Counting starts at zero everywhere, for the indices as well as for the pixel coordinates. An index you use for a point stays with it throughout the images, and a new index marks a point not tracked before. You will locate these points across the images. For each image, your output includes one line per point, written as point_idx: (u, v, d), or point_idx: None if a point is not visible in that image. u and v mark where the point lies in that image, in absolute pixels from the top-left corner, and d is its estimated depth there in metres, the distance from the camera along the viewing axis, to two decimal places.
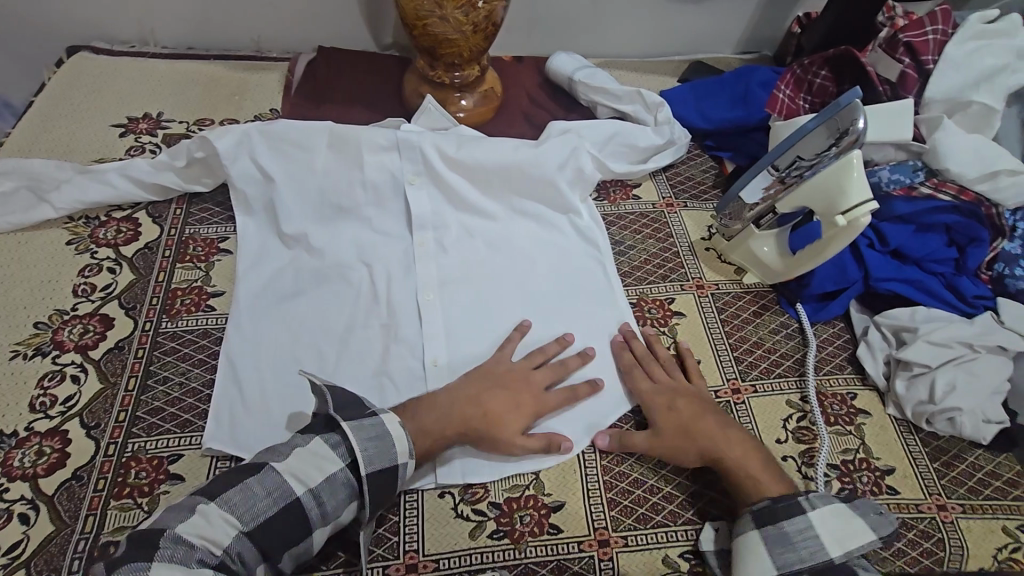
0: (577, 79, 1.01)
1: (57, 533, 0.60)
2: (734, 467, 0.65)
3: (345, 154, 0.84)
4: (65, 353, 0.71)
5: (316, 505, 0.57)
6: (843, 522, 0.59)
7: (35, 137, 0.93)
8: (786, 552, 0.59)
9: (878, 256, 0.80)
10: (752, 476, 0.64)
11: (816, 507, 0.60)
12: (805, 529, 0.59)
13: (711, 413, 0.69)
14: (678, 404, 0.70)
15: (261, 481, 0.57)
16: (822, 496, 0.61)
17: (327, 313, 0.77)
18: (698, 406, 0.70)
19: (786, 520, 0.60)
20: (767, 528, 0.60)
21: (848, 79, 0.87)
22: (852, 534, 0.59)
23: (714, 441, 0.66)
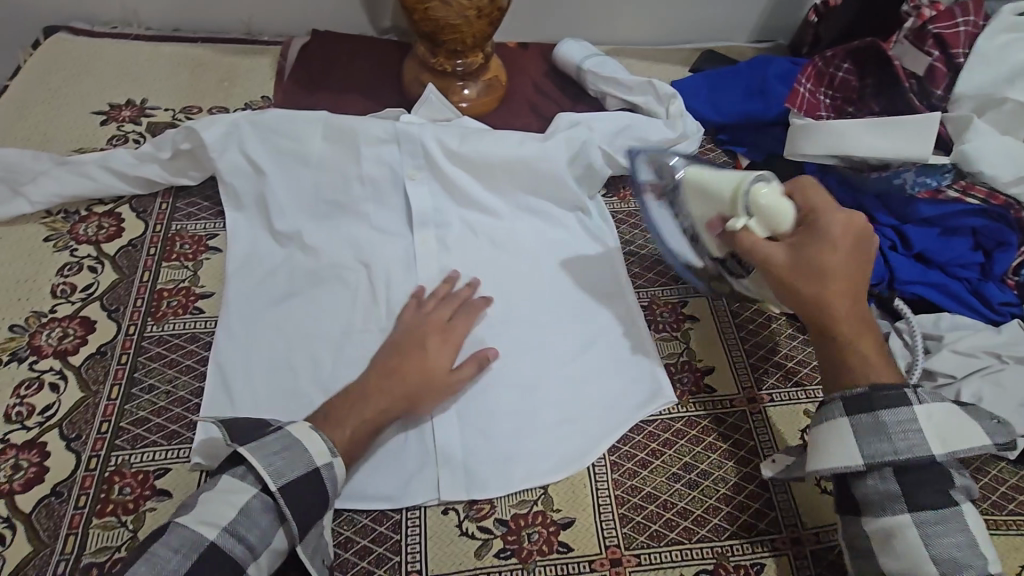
0: (585, 68, 0.96)
1: (36, 554, 0.56)
2: (838, 349, 0.61)
3: (341, 146, 0.79)
4: (43, 359, 0.67)
5: (239, 544, 0.52)
6: (953, 423, 0.57)
7: (10, 125, 0.87)
8: (876, 444, 0.57)
9: (903, 259, 0.76)
10: (865, 362, 0.60)
11: (924, 402, 0.57)
12: (905, 424, 0.57)
13: (842, 280, 0.61)
14: (820, 275, 0.61)
15: (165, 544, 0.51)
16: (930, 394, 0.58)
17: (323, 315, 0.73)
18: (843, 266, 0.61)
19: (886, 411, 0.57)
20: (861, 419, 0.58)
21: (872, 73, 0.83)
22: (960, 436, 0.57)
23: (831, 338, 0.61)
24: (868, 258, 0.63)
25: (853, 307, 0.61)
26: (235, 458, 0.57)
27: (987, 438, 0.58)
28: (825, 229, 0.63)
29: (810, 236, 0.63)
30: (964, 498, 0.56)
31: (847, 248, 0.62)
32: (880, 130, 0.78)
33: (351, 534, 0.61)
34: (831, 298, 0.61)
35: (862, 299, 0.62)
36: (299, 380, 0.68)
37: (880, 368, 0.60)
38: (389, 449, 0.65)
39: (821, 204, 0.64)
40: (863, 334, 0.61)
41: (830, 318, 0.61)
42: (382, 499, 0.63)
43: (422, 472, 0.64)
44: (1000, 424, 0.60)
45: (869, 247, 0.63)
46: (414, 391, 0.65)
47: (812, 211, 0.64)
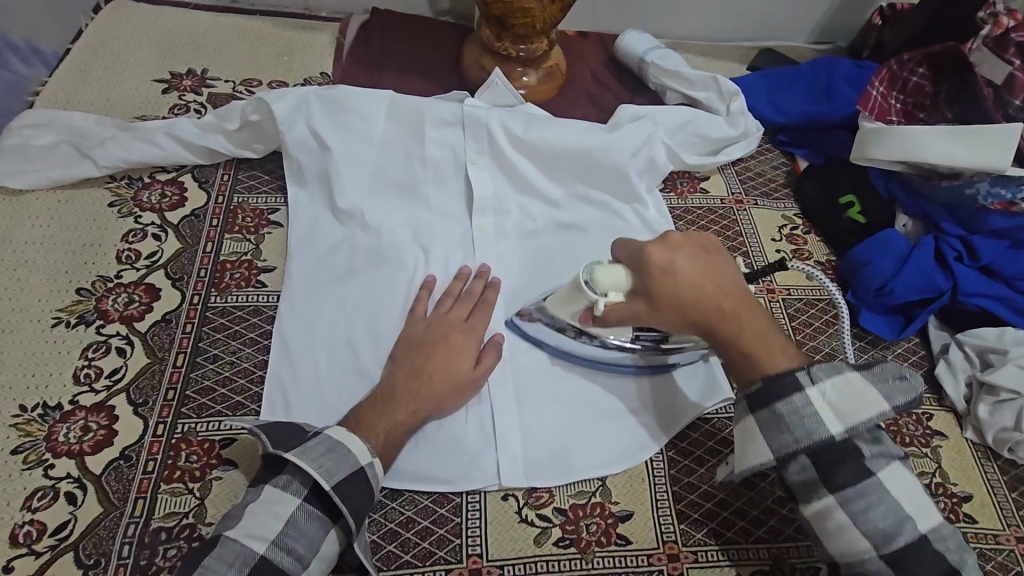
0: (649, 61, 0.95)
1: (106, 515, 0.57)
2: (727, 343, 0.59)
3: (407, 126, 0.79)
4: (110, 324, 0.67)
5: (288, 556, 0.51)
6: (846, 396, 0.55)
7: (74, 88, 0.87)
8: (779, 437, 0.55)
9: (968, 270, 0.77)
10: (749, 352, 0.58)
11: (816, 381, 0.55)
12: (801, 412, 0.55)
13: (702, 300, 0.59)
14: (675, 303, 0.59)
15: (218, 558, 0.50)
16: (824, 370, 0.56)
17: (381, 297, 0.71)
18: (700, 286, 0.60)
19: (781, 402, 0.55)
20: (761, 414, 0.57)
21: (947, 78, 0.82)
22: (858, 407, 0.54)
23: (740, 339, 0.58)
24: (724, 271, 0.62)
25: (725, 314, 0.59)
26: (276, 469, 0.55)
27: (884, 402, 0.55)
28: (671, 255, 0.61)
29: (640, 270, 0.61)
30: (890, 465, 0.55)
31: (692, 264, 0.61)
32: (956, 139, 0.77)
33: (413, 515, 0.61)
34: (692, 307, 0.59)
35: (736, 295, 0.60)
36: (361, 358, 0.68)
37: (773, 352, 0.58)
38: (448, 435, 0.64)
39: (649, 248, 0.61)
40: (756, 323, 0.59)
41: (705, 319, 0.59)
42: (442, 481, 0.62)
43: (482, 458, 0.64)
44: (908, 378, 0.57)
45: (726, 265, 0.63)
46: (438, 391, 0.62)
47: (641, 254, 0.61)
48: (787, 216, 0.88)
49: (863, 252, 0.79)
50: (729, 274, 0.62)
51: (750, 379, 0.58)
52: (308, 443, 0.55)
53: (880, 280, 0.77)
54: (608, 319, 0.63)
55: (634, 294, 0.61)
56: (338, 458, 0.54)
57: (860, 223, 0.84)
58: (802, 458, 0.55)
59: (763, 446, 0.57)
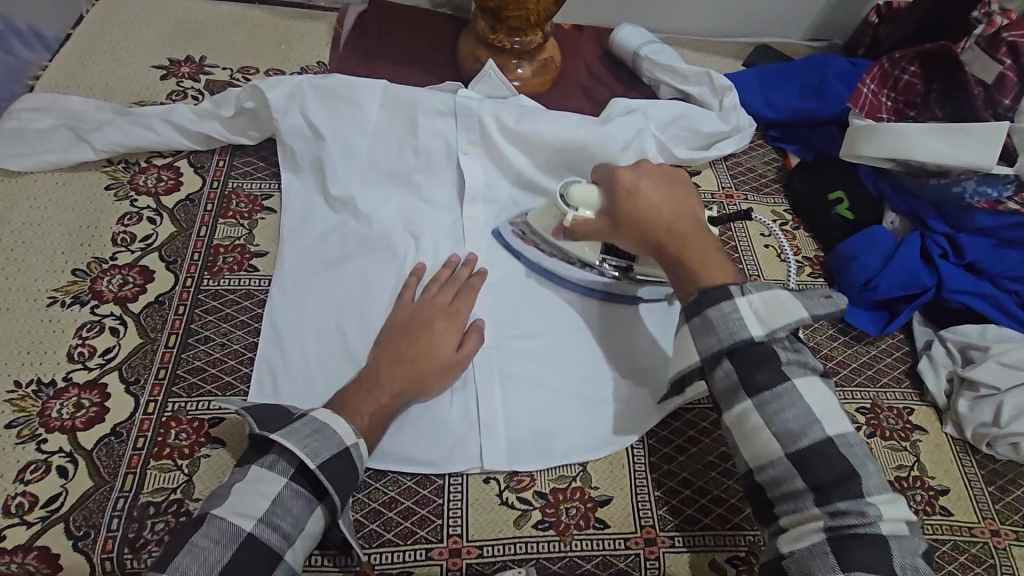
0: (643, 55, 0.96)
1: (97, 489, 0.58)
2: (675, 260, 0.63)
3: (399, 115, 0.80)
4: (104, 304, 0.69)
5: (275, 533, 0.53)
6: (772, 304, 0.57)
7: (73, 74, 0.89)
8: (707, 339, 0.58)
9: (954, 268, 0.77)
10: (691, 267, 0.62)
11: (746, 292, 0.57)
12: (729, 317, 0.57)
13: (660, 218, 0.64)
14: (633, 218, 0.65)
15: (204, 535, 0.51)
16: (754, 284, 0.58)
17: (370, 282, 0.73)
18: (658, 207, 0.64)
19: (711, 307, 0.58)
20: (706, 342, 0.58)
21: (938, 77, 0.83)
22: (783, 314, 0.56)
23: (683, 255, 0.62)
24: (688, 199, 0.67)
25: (678, 233, 0.63)
26: (262, 450, 0.57)
27: (804, 311, 0.57)
28: (640, 177, 0.66)
29: (608, 190, 0.67)
30: (809, 375, 0.56)
31: (658, 189, 0.66)
32: (944, 136, 0.77)
33: (396, 495, 0.62)
34: (649, 224, 0.64)
35: (693, 221, 0.65)
36: (349, 342, 0.69)
37: (716, 270, 0.61)
38: (433, 419, 0.65)
39: (619, 172, 0.67)
40: (706, 248, 0.63)
41: (659, 242, 0.63)
42: (425, 464, 0.64)
43: (466, 442, 0.65)
44: (832, 297, 0.60)
45: (689, 195, 0.67)
46: (422, 375, 0.63)
47: (610, 179, 0.67)
48: (777, 211, 0.89)
49: (849, 248, 0.80)
50: (692, 203, 0.67)
51: (686, 291, 0.61)
52: (293, 424, 0.56)
53: (865, 275, 0.78)
54: (577, 235, 0.69)
55: (602, 215, 0.67)
56: (322, 438, 0.55)
57: (848, 220, 0.85)
58: (727, 364, 0.57)
59: (692, 350, 0.59)
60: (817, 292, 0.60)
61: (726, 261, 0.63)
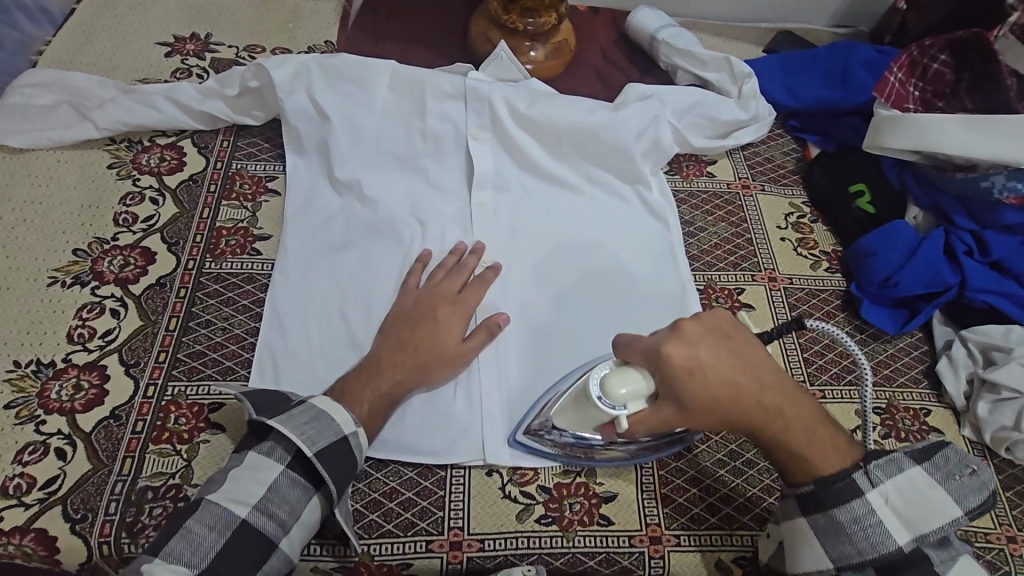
0: (660, 39, 0.93)
1: (94, 472, 0.57)
2: (776, 443, 0.54)
3: (407, 98, 0.78)
4: (105, 285, 0.68)
5: (270, 519, 0.52)
6: (912, 496, 0.52)
7: (77, 49, 0.87)
8: (840, 545, 0.52)
9: (978, 266, 0.75)
10: (802, 455, 0.54)
11: (876, 484, 0.52)
12: (863, 520, 0.52)
13: (745, 396, 0.52)
14: (712, 417, 0.53)
15: (198, 521, 0.50)
16: (881, 467, 0.53)
17: (375, 268, 0.71)
18: (732, 382, 0.52)
19: (839, 508, 0.52)
20: (816, 518, 0.53)
21: (969, 66, 0.79)
22: (927, 511, 0.52)
23: (786, 429, 0.53)
24: (751, 354, 0.54)
25: (768, 403, 0.53)
26: (261, 437, 0.55)
27: (954, 504, 0.52)
28: (698, 387, 0.52)
29: (659, 372, 0.53)
30: (964, 563, 0.51)
31: (716, 356, 0.53)
32: (973, 127, 0.74)
33: (397, 485, 0.61)
34: (728, 404, 0.52)
35: (779, 399, 0.53)
36: (352, 329, 0.68)
37: (828, 452, 0.54)
38: (436, 408, 0.64)
39: (663, 345, 0.53)
40: (803, 415, 0.54)
41: (753, 423, 0.53)
42: (426, 454, 0.62)
43: (468, 433, 0.64)
44: (976, 472, 0.54)
45: (749, 346, 0.55)
46: (426, 364, 0.62)
47: (655, 352, 0.53)
48: (795, 203, 0.86)
49: (869, 243, 0.77)
50: (758, 356, 0.55)
51: (806, 485, 0.54)
52: (293, 411, 0.55)
53: (885, 272, 0.75)
54: (632, 429, 0.55)
55: (659, 399, 0.53)
56: (321, 426, 0.54)
57: (869, 214, 0.82)
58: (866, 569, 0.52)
59: (820, 550, 0.53)
60: (959, 462, 0.54)
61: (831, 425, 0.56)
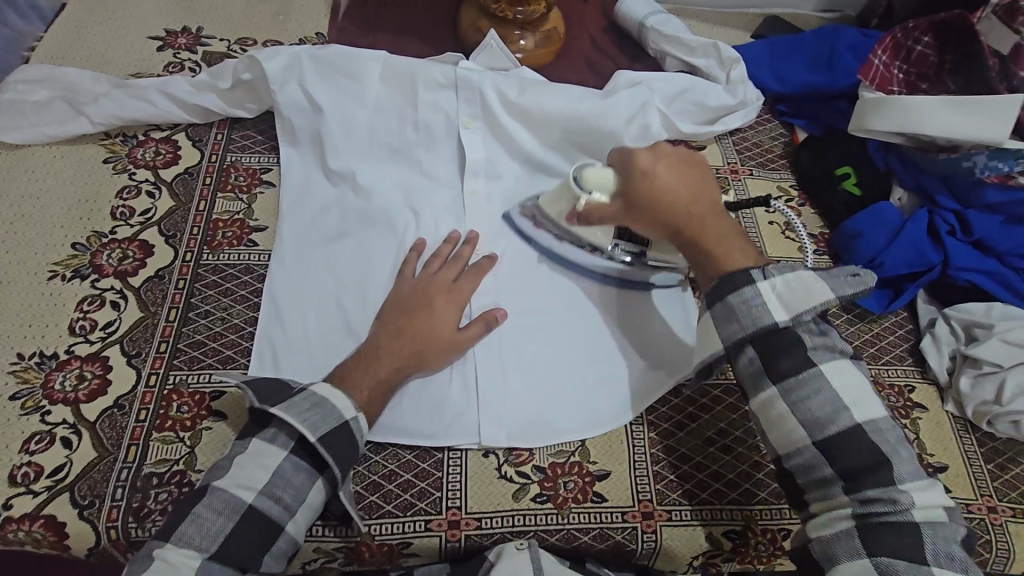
0: (648, 25, 0.93)
1: (100, 460, 0.59)
2: (690, 242, 0.62)
3: (398, 87, 0.79)
4: (104, 278, 0.69)
5: (276, 504, 0.53)
6: (795, 286, 0.57)
7: (70, 45, 0.87)
8: (728, 326, 0.58)
9: (961, 245, 0.76)
10: (712, 252, 0.61)
11: (769, 276, 0.57)
12: (751, 302, 0.57)
13: (677, 200, 0.64)
14: (649, 199, 0.64)
15: (206, 506, 0.52)
16: (777, 266, 0.58)
17: (370, 257, 0.72)
18: (676, 188, 0.64)
19: (733, 294, 0.57)
20: (717, 309, 0.59)
21: (952, 48, 0.81)
22: (807, 299, 0.56)
23: (701, 231, 0.62)
24: (706, 182, 0.67)
25: (695, 213, 0.63)
26: (261, 422, 0.57)
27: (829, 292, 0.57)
28: (646, 178, 0.65)
29: (624, 172, 0.67)
30: (838, 360, 0.56)
31: (673, 170, 0.65)
32: (957, 109, 0.75)
33: (395, 468, 0.62)
34: (661, 208, 0.64)
35: (712, 212, 0.64)
36: (349, 316, 0.69)
37: (730, 254, 0.60)
38: (433, 393, 0.66)
39: (635, 152, 0.67)
40: (722, 228, 0.62)
41: (677, 226, 0.63)
42: (424, 437, 0.64)
43: (464, 416, 0.65)
44: (859, 276, 0.59)
45: (706, 181, 0.67)
46: (421, 350, 0.63)
47: (627, 158, 0.67)
48: (782, 187, 0.88)
49: (855, 225, 0.78)
50: (709, 185, 0.66)
51: (709, 282, 0.60)
52: (291, 398, 0.56)
53: (870, 252, 0.77)
54: (593, 218, 0.68)
55: (617, 197, 0.67)
56: (322, 412, 0.56)
57: (855, 196, 0.83)
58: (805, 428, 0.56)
59: (716, 340, 0.59)
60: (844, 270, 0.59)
61: (749, 245, 0.62)
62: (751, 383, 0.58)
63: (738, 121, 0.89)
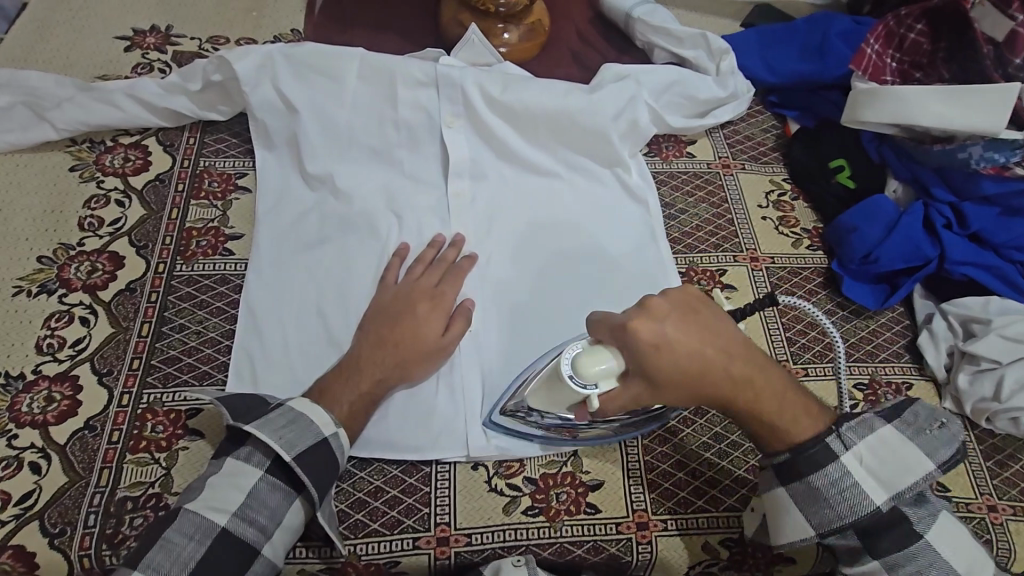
0: (635, 16, 0.90)
1: (71, 485, 0.56)
2: (749, 416, 0.54)
3: (376, 85, 0.75)
4: (73, 293, 0.66)
5: (251, 527, 0.51)
6: (885, 458, 0.52)
7: (32, 46, 0.84)
8: (819, 512, 0.53)
9: (957, 238, 0.75)
10: (774, 421, 0.53)
11: (848, 447, 0.52)
12: (839, 484, 0.52)
13: (707, 368, 0.51)
14: (679, 377, 0.51)
15: (177, 531, 0.49)
16: (853, 430, 0.53)
17: (350, 264, 0.70)
18: (699, 357, 0.51)
19: (816, 474, 0.52)
20: (794, 487, 0.53)
21: (946, 36, 0.78)
22: (902, 470, 0.52)
23: (751, 396, 0.53)
24: (722, 326, 0.53)
25: (734, 380, 0.52)
26: (238, 441, 0.54)
27: (927, 459, 0.52)
28: (665, 354, 0.50)
29: (626, 349, 0.51)
30: (942, 518, 0.53)
31: (685, 333, 0.51)
32: (951, 99, 0.73)
33: (381, 484, 0.60)
34: (694, 382, 0.51)
35: (755, 369, 0.53)
36: (331, 327, 0.66)
37: (799, 420, 0.54)
38: (419, 404, 0.63)
39: (630, 322, 0.51)
40: (772, 383, 0.53)
41: (725, 395, 0.52)
42: (410, 450, 0.62)
43: (451, 428, 0.63)
44: (945, 424, 0.54)
45: (719, 320, 0.53)
46: (405, 361, 0.61)
47: (623, 327, 0.52)
48: (775, 180, 0.86)
49: (850, 220, 0.77)
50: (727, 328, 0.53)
51: (782, 454, 0.54)
52: (268, 416, 0.54)
53: (865, 248, 0.75)
54: (608, 408, 0.56)
55: (629, 376, 0.53)
56: (299, 429, 0.53)
57: (849, 189, 0.81)
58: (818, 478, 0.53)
59: (803, 523, 0.53)
60: (931, 416, 0.55)
61: (798, 391, 0.55)
62: (848, 555, 0.54)
63: (729, 113, 0.87)
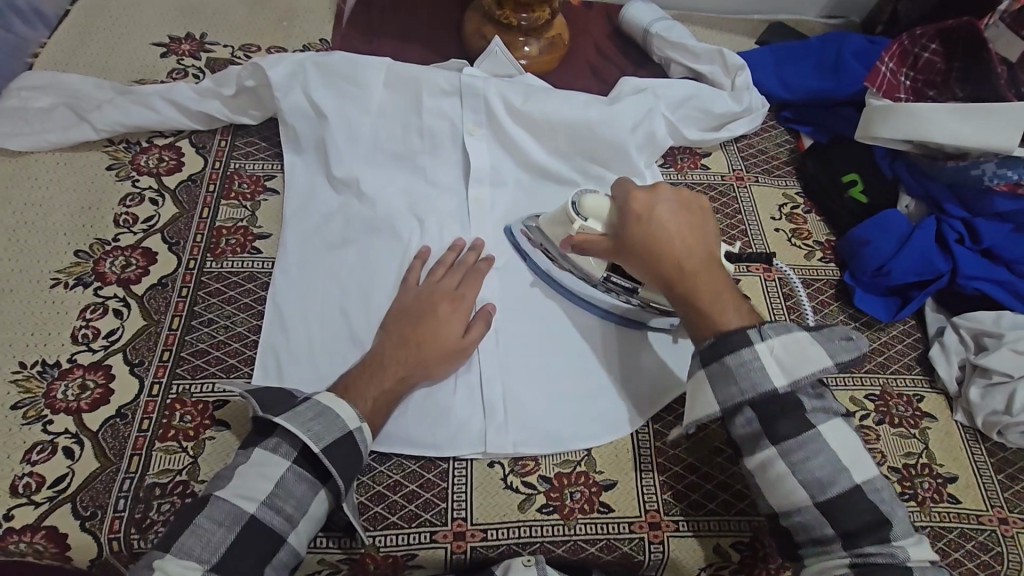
0: (653, 32, 0.93)
1: (102, 470, 0.58)
2: (682, 299, 0.61)
3: (403, 95, 0.78)
4: (107, 285, 0.68)
5: (277, 515, 0.52)
6: (793, 350, 0.55)
7: (72, 51, 0.87)
8: (728, 391, 0.56)
9: (969, 253, 0.76)
10: (704, 309, 0.60)
11: (766, 338, 0.56)
12: (749, 366, 0.55)
13: (672, 249, 0.63)
14: (644, 244, 0.64)
15: (207, 516, 0.51)
16: (773, 328, 0.56)
17: (374, 265, 0.72)
18: (672, 239, 0.63)
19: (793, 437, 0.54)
20: (710, 367, 0.57)
21: (960, 55, 0.80)
22: (805, 362, 0.55)
23: (694, 281, 0.61)
24: (703, 228, 0.66)
25: (688, 264, 0.62)
26: (265, 432, 0.56)
27: (827, 357, 0.56)
28: (641, 226, 0.64)
29: (621, 214, 0.66)
30: (833, 421, 0.56)
31: (674, 218, 0.65)
32: (966, 117, 0.75)
33: (400, 478, 0.62)
34: (657, 254, 0.63)
35: (701, 263, 0.62)
36: (354, 325, 0.68)
37: (723, 310, 0.59)
38: (438, 403, 0.65)
39: (633, 192, 0.66)
40: (714, 282, 0.61)
41: (669, 273, 0.62)
42: (429, 446, 0.63)
43: (469, 426, 0.65)
44: (851, 341, 0.58)
45: (706, 228, 0.66)
46: (427, 360, 0.63)
47: (624, 201, 0.66)
48: (788, 194, 0.87)
49: (862, 232, 0.78)
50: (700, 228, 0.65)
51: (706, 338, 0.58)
52: (297, 408, 0.56)
53: (878, 260, 0.76)
54: (582, 250, 0.68)
55: (609, 232, 0.67)
56: (327, 422, 0.55)
57: (862, 204, 0.83)
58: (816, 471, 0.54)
59: (711, 397, 0.57)
60: (831, 331, 0.58)
61: (742, 301, 0.61)
62: (749, 443, 0.57)
63: (743, 127, 0.89)
